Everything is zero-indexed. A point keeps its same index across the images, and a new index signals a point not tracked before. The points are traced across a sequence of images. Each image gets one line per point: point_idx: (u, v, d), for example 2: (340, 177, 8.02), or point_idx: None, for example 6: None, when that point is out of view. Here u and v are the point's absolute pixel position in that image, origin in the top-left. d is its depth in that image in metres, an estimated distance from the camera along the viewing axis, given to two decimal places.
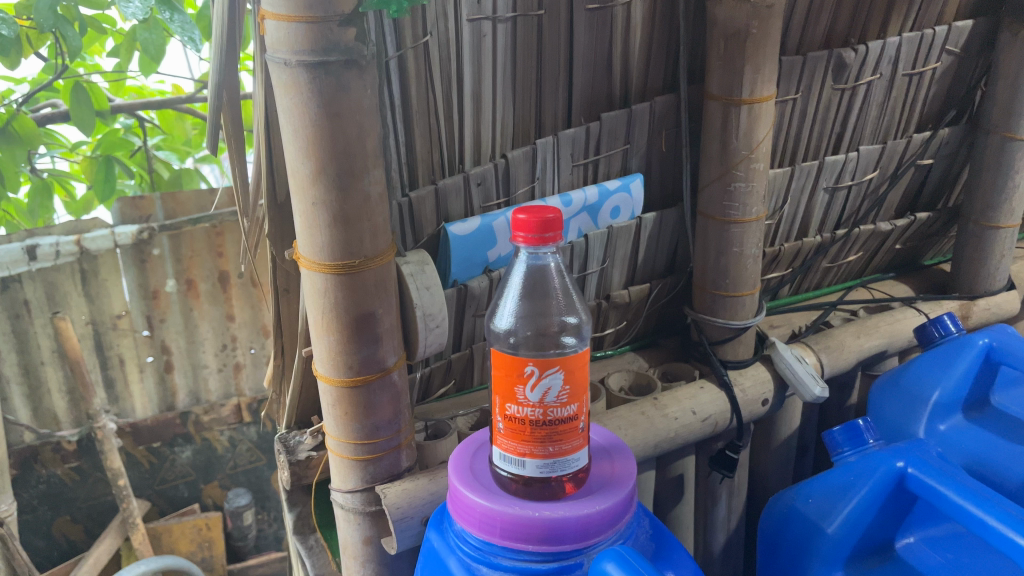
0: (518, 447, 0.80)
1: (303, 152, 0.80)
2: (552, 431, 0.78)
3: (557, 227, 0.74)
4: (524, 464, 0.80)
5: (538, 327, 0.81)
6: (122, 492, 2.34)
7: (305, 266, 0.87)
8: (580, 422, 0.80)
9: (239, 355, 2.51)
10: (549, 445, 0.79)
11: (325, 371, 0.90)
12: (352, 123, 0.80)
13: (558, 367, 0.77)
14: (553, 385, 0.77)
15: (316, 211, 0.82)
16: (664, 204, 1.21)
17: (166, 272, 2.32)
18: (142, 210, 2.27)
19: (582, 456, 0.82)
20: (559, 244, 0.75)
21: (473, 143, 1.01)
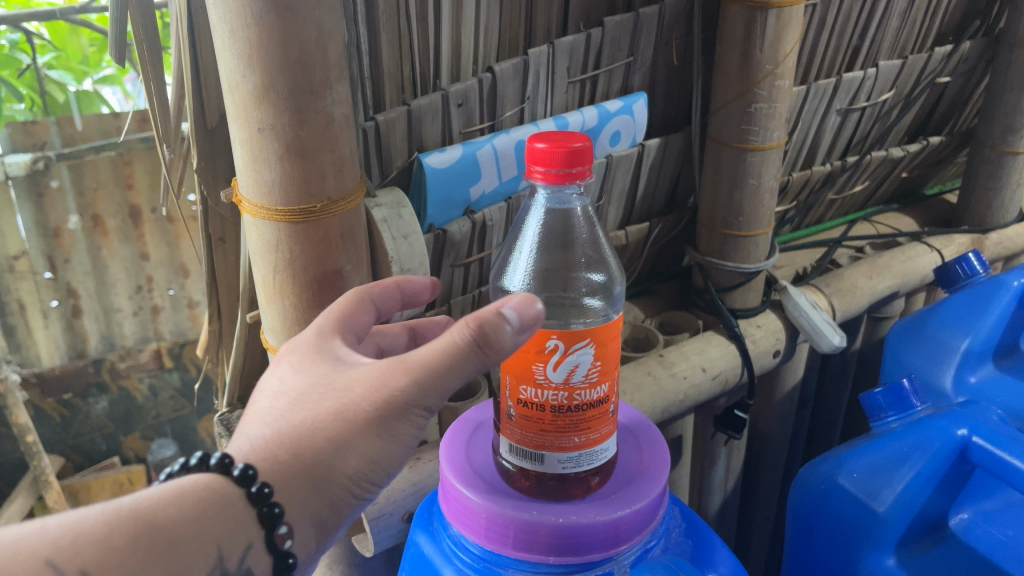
0: (534, 439, 0.62)
1: (245, 62, 0.60)
2: (577, 418, 0.61)
3: (587, 160, 0.55)
4: (543, 459, 0.63)
5: (560, 288, 0.64)
6: (31, 450, 1.74)
7: (251, 213, 0.67)
8: (610, 405, 0.64)
9: (157, 297, 1.86)
10: (572, 436, 0.62)
11: (281, 342, 0.72)
12: (310, 21, 0.60)
13: (587, 340, 0.59)
14: (580, 363, 0.60)
15: (263, 140, 0.63)
16: (665, 130, 1.05)
17: (67, 206, 1.67)
18: (35, 136, 1.62)
19: (611, 445, 0.66)
20: (591, 181, 0.56)
21: (452, 54, 0.82)
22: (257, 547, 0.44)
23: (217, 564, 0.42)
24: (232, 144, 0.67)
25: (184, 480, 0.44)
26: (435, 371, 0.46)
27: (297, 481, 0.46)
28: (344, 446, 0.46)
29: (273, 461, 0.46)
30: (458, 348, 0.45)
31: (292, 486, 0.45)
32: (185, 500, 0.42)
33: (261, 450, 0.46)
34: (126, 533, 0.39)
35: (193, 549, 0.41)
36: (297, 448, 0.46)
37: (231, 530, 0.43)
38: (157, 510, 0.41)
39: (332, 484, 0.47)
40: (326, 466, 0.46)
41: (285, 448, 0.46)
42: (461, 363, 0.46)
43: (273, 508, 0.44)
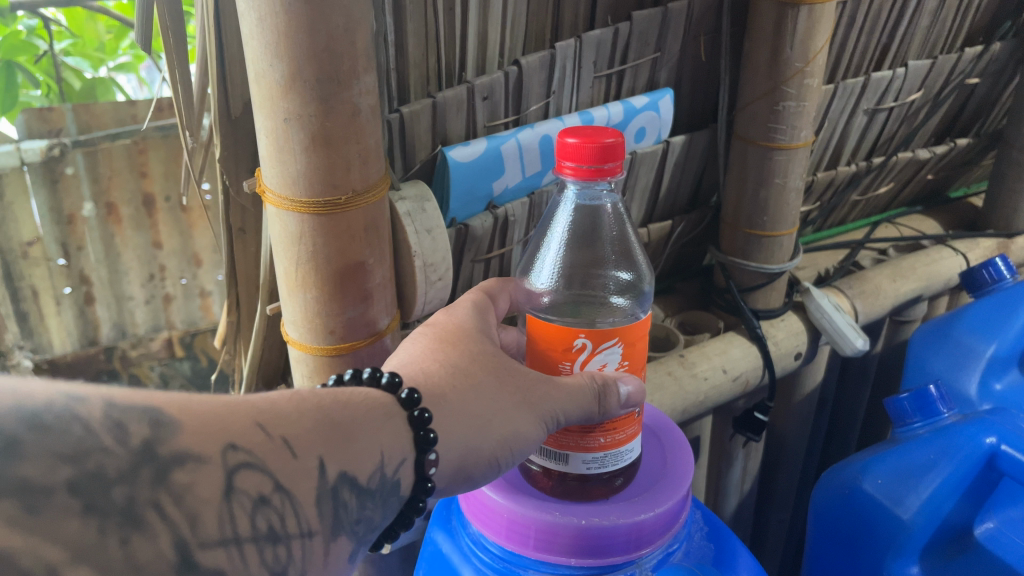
0: (556, 440, 0.58)
1: (272, 50, 0.59)
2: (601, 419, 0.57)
3: (620, 156, 0.53)
4: (566, 459, 0.59)
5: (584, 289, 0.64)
6: None
7: (275, 204, 0.66)
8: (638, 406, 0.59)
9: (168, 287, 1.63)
10: (598, 436, 0.57)
11: (303, 336, 0.71)
12: (339, 9, 0.59)
13: (614, 337, 0.55)
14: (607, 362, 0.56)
15: (289, 130, 0.62)
16: (689, 127, 1.03)
17: (80, 192, 1.47)
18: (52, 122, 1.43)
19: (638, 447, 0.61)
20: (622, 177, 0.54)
21: (478, 45, 0.80)
22: (408, 463, 0.48)
23: (379, 465, 0.46)
24: (256, 133, 0.66)
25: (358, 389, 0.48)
26: (577, 397, 0.54)
27: (452, 417, 0.51)
28: (494, 414, 0.53)
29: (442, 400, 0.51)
30: (587, 389, 0.54)
31: (446, 419, 0.51)
32: (365, 403, 0.47)
33: (433, 385, 0.51)
34: (312, 419, 0.43)
35: (366, 445, 0.45)
36: (456, 390, 0.52)
37: (397, 442, 0.47)
38: (335, 403, 0.45)
39: (468, 440, 0.51)
40: (485, 421, 0.52)
41: (446, 383, 0.52)
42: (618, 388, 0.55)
43: (430, 435, 0.48)
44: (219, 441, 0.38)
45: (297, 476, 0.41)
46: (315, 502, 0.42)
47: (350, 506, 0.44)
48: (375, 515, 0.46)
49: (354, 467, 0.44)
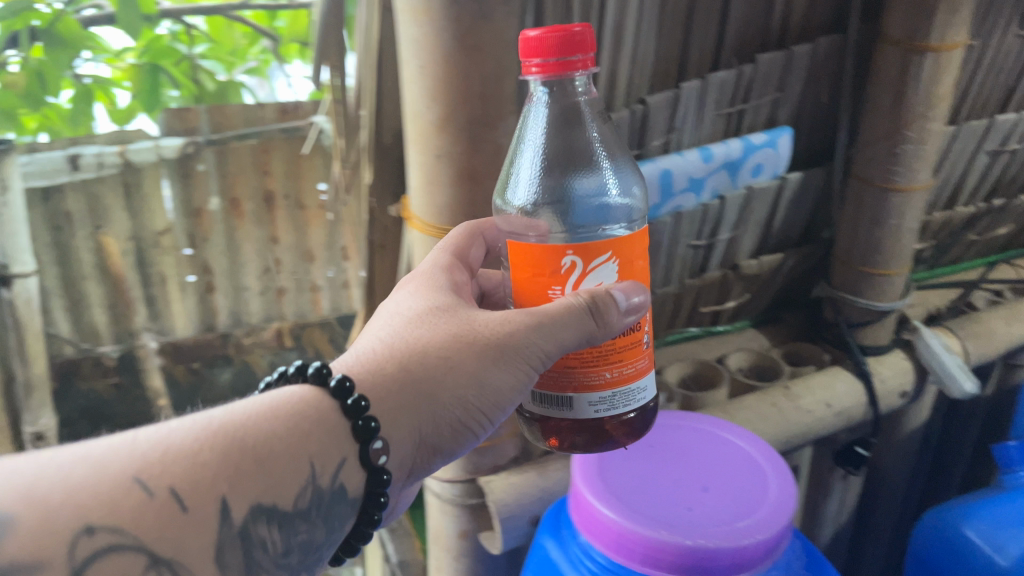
0: (560, 380, 0.57)
1: (430, 95, 0.67)
2: (602, 348, 0.55)
3: (586, 46, 0.51)
4: (572, 403, 0.57)
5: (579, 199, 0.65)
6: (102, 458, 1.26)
7: (420, 229, 0.75)
8: (643, 335, 0.57)
9: None
10: (601, 371, 0.56)
11: None
12: (492, 60, 0.66)
13: (608, 253, 0.53)
14: (604, 280, 0.54)
15: (439, 166, 0.70)
16: (806, 162, 1.06)
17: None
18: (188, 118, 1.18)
19: (651, 388, 0.59)
20: (590, 67, 0.52)
21: (609, 83, 0.85)
22: (352, 460, 0.51)
23: (309, 479, 0.48)
24: (408, 165, 0.74)
25: (284, 392, 0.51)
26: (557, 329, 0.53)
27: (404, 395, 0.53)
28: (459, 364, 0.55)
29: (382, 378, 0.53)
30: (576, 308, 0.53)
31: (387, 399, 0.52)
32: (281, 411, 0.49)
33: (370, 366, 0.53)
34: (213, 454, 0.45)
35: (282, 466, 0.47)
36: (407, 364, 0.54)
37: (332, 444, 0.50)
38: (243, 428, 0.46)
39: (434, 413, 0.54)
40: (432, 391, 0.54)
41: (390, 359, 0.54)
42: (575, 327, 0.53)
43: (370, 425, 0.51)
44: (69, 526, 0.39)
45: (186, 531, 0.42)
46: (212, 557, 0.44)
47: (269, 541, 0.47)
48: (316, 535, 0.50)
49: (275, 489, 0.47)
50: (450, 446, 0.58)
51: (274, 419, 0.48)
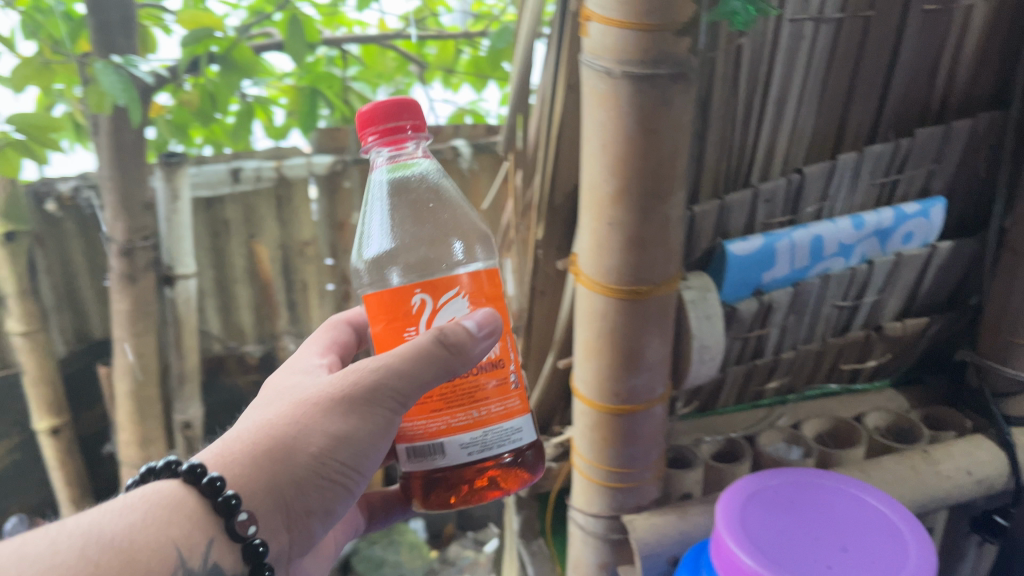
0: (428, 426, 0.64)
1: (609, 169, 0.74)
2: (465, 385, 0.64)
3: (410, 115, 0.65)
4: (445, 448, 0.64)
5: (422, 240, 0.79)
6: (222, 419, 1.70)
7: (586, 285, 0.81)
8: (509, 373, 0.66)
9: None
10: (468, 410, 0.64)
11: (593, 395, 0.85)
12: (669, 141, 0.72)
13: (455, 289, 0.62)
14: (457, 315, 0.63)
15: (611, 232, 0.76)
16: (957, 230, 1.07)
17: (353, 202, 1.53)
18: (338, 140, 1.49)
19: (527, 431, 0.66)
20: (421, 132, 0.66)
21: (766, 153, 0.90)
22: (218, 540, 0.55)
23: (176, 560, 0.52)
24: (580, 227, 0.81)
25: (148, 491, 0.55)
26: (403, 365, 0.61)
27: (260, 463, 0.59)
28: (300, 428, 0.60)
29: (237, 454, 0.59)
30: (427, 342, 0.61)
31: (245, 466, 0.58)
32: (143, 507, 0.53)
33: (226, 448, 0.59)
34: (74, 545, 0.47)
35: (148, 552, 0.50)
36: (258, 436, 0.60)
37: (195, 525, 0.55)
38: (108, 525, 0.50)
39: (294, 474, 0.60)
40: (287, 449, 0.60)
41: (245, 440, 0.60)
42: (428, 359, 0.61)
43: (231, 500, 0.56)
44: None
45: None
46: None
47: None
48: None
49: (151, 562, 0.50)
50: (327, 509, 0.63)
51: (142, 510, 0.53)
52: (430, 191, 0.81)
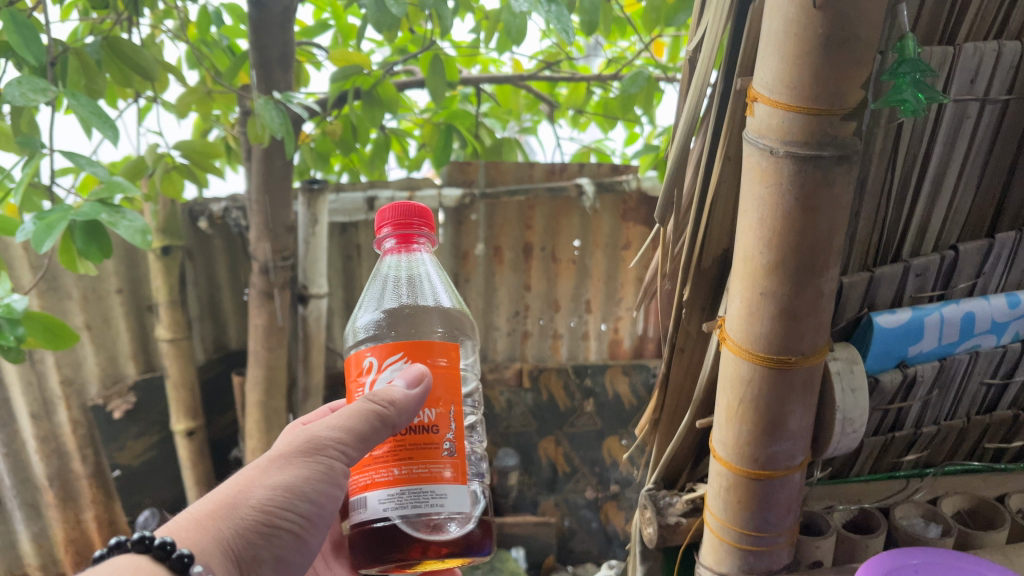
0: (365, 480, 0.74)
1: (765, 243, 0.76)
2: (399, 442, 0.73)
3: (417, 219, 0.85)
4: (369, 500, 0.72)
5: (409, 318, 0.94)
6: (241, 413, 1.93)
7: (732, 349, 0.84)
8: (441, 443, 0.74)
9: (557, 326, 2.07)
10: (394, 468, 0.73)
11: (732, 457, 0.87)
12: (828, 218, 0.74)
13: (399, 354, 0.73)
14: (394, 378, 0.73)
15: (762, 302, 0.78)
16: None
17: (477, 235, 1.95)
18: (467, 174, 1.91)
19: (452, 500, 0.71)
20: (426, 232, 0.85)
21: (919, 229, 0.91)
22: None
23: None
24: (730, 296, 0.83)
25: (120, 558, 0.67)
26: (339, 421, 0.75)
27: (214, 514, 0.73)
28: (244, 487, 0.76)
29: (198, 511, 0.73)
30: (364, 401, 0.73)
31: (206, 518, 0.73)
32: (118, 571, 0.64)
33: (192, 510, 0.74)
34: None
35: None
36: (216, 499, 0.75)
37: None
38: None
39: (239, 526, 0.73)
40: (234, 501, 0.75)
41: (208, 503, 0.75)
42: (363, 413, 0.73)
43: (184, 558, 0.66)
44: None
45: None
46: None
47: None
48: None
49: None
50: (279, 558, 0.76)
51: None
52: (418, 278, 0.93)
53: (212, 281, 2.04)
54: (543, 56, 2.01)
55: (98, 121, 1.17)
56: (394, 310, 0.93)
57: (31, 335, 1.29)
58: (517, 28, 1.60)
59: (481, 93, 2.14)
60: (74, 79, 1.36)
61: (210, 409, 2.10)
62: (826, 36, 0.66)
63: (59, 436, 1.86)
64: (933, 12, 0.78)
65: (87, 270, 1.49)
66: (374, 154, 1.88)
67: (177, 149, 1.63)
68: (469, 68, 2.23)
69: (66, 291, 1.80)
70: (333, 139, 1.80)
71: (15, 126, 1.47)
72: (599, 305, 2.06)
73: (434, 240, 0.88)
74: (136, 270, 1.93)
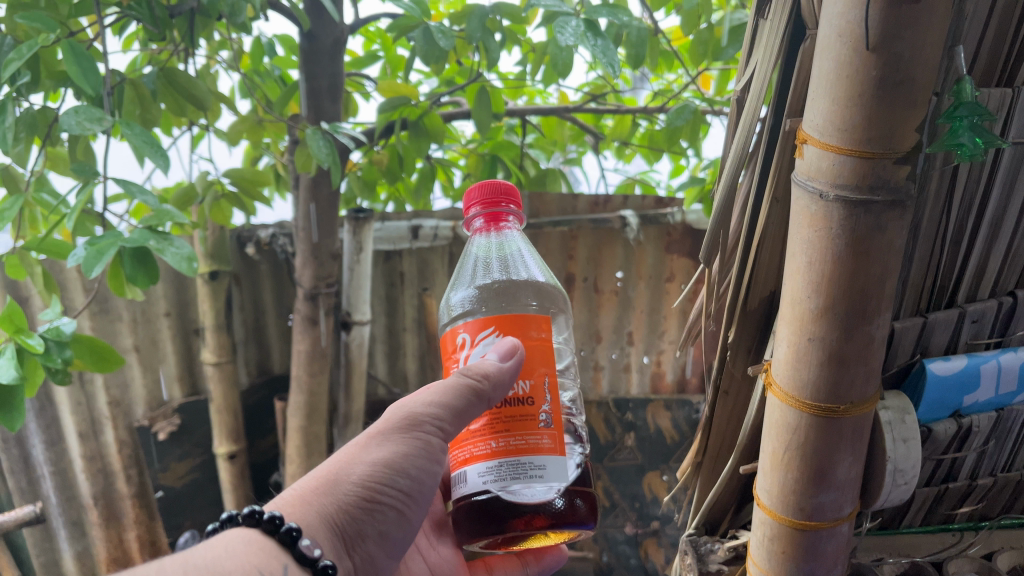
0: (466, 455, 0.79)
1: (814, 288, 0.74)
2: (498, 416, 0.79)
3: (503, 195, 0.90)
4: (468, 474, 0.78)
5: (502, 293, 0.97)
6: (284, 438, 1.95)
7: (778, 395, 0.82)
8: (536, 415, 0.78)
9: (599, 357, 2.05)
10: (490, 442, 0.78)
11: (776, 505, 0.84)
12: (879, 264, 0.72)
13: (491, 329, 0.78)
14: (487, 353, 0.78)
15: (810, 347, 0.76)
16: None
17: None
18: None
19: (551, 470, 0.76)
20: (513, 205, 0.90)
21: (975, 273, 0.88)
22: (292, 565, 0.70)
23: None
24: (777, 340, 0.81)
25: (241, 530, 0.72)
26: (435, 397, 0.82)
27: (319, 491, 0.79)
28: (344, 464, 0.82)
29: (302, 487, 0.79)
30: (459, 375, 0.79)
31: (311, 493, 0.78)
32: (239, 545, 0.70)
33: (296, 486, 0.80)
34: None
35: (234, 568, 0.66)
36: (317, 477, 0.81)
37: (275, 556, 0.70)
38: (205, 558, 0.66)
39: (343, 500, 0.79)
40: (336, 478, 0.80)
41: (311, 480, 0.81)
42: (459, 386, 0.79)
43: (293, 532, 0.71)
44: None
45: None
46: None
47: None
48: None
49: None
50: (380, 530, 0.82)
51: (221, 548, 0.68)
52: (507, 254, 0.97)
53: (257, 306, 2.06)
54: (589, 89, 2.03)
55: (151, 149, 1.20)
56: (486, 285, 0.96)
57: (79, 358, 1.31)
58: (563, 61, 1.60)
59: (527, 124, 2.17)
60: (129, 109, 1.40)
61: (251, 431, 2.12)
62: (880, 78, 0.65)
63: (105, 456, 1.89)
64: (991, 53, 0.75)
65: (136, 295, 1.51)
66: (419, 184, 1.89)
67: (227, 176, 1.66)
68: (514, 98, 2.25)
69: (116, 313, 1.84)
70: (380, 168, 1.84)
71: (72, 152, 1.51)
72: (641, 336, 2.04)
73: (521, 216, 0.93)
74: (184, 294, 1.96)
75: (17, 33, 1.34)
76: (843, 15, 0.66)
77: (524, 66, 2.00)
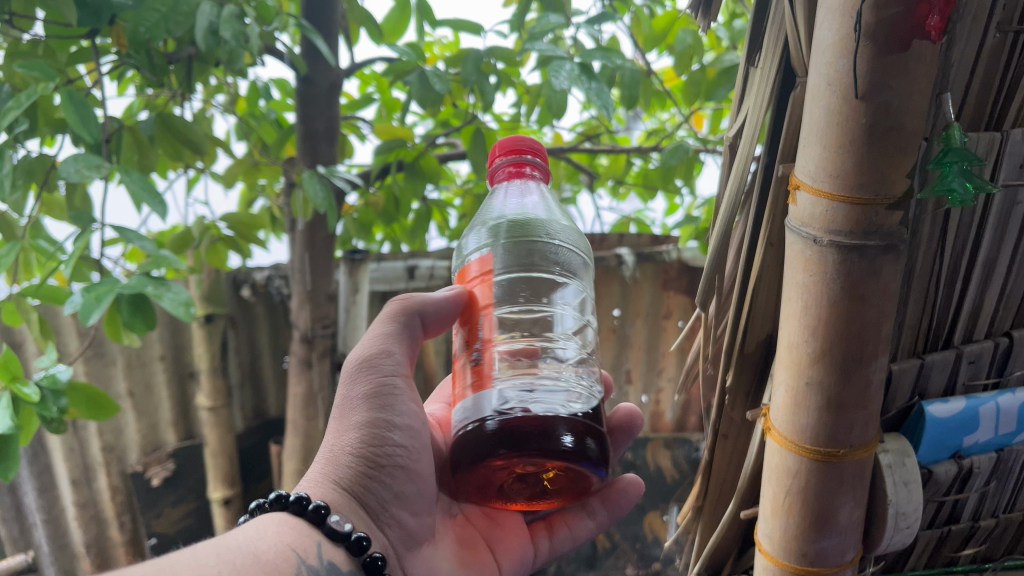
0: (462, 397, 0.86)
1: (810, 332, 0.74)
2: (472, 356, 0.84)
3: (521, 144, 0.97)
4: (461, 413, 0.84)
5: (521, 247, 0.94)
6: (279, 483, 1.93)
7: (778, 440, 0.81)
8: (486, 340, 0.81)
9: None
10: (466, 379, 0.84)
11: (778, 552, 0.84)
12: (875, 308, 0.72)
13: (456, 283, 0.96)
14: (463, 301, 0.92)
15: (808, 391, 0.76)
16: None
17: None
18: None
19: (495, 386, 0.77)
20: (528, 154, 0.97)
21: (970, 314, 0.88)
22: (323, 542, 0.79)
23: (295, 557, 0.76)
24: (775, 386, 0.81)
25: (265, 513, 0.80)
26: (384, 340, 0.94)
27: (325, 470, 0.88)
28: (338, 440, 0.90)
29: (312, 474, 0.87)
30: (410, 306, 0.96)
31: (320, 474, 0.87)
32: (267, 527, 0.78)
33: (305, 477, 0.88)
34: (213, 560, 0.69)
35: (270, 550, 0.74)
36: (320, 463, 0.89)
37: (307, 534, 0.78)
38: (244, 539, 0.74)
39: (347, 473, 0.87)
40: (337, 455, 0.89)
41: (317, 465, 0.89)
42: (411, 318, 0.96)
43: (322, 510, 0.80)
44: None
45: None
46: None
47: None
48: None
49: (276, 559, 0.74)
50: (392, 485, 0.90)
51: (254, 531, 0.77)
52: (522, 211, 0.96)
53: (253, 348, 2.05)
54: (582, 131, 2.05)
55: (148, 195, 1.20)
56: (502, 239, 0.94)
57: (74, 406, 1.30)
58: (558, 103, 1.61)
59: None
60: (126, 155, 1.40)
61: (247, 475, 2.10)
62: (870, 125, 0.65)
63: (98, 503, 1.87)
64: (979, 99, 0.76)
65: (133, 341, 1.50)
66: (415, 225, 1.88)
67: (224, 220, 1.66)
68: None
69: (111, 358, 1.82)
70: (375, 211, 1.81)
71: (69, 199, 1.51)
72: (639, 374, 2.04)
73: (548, 176, 0.98)
74: (179, 337, 1.94)
75: (15, 81, 1.34)
76: (832, 65, 0.67)
77: (518, 109, 2.02)
